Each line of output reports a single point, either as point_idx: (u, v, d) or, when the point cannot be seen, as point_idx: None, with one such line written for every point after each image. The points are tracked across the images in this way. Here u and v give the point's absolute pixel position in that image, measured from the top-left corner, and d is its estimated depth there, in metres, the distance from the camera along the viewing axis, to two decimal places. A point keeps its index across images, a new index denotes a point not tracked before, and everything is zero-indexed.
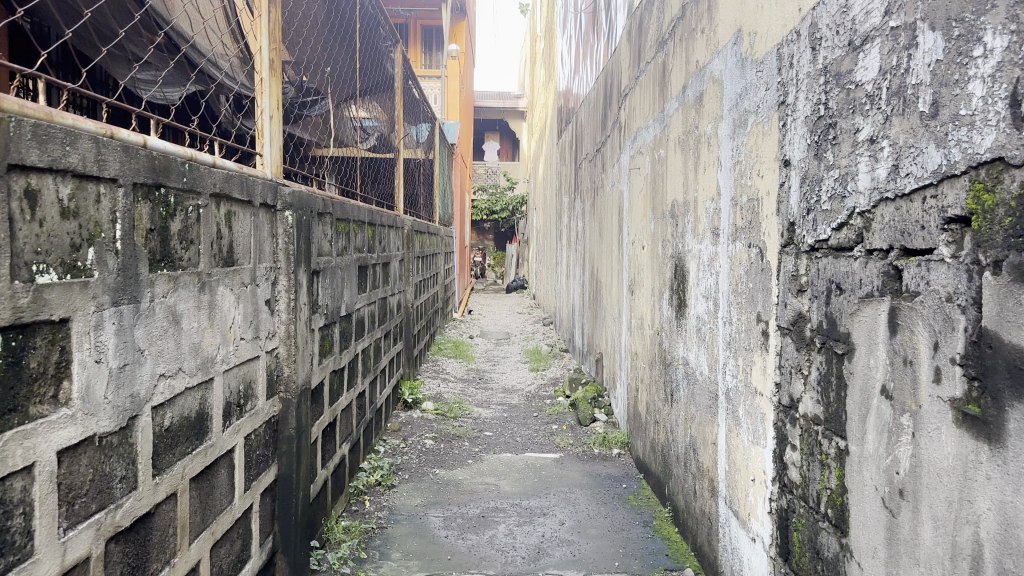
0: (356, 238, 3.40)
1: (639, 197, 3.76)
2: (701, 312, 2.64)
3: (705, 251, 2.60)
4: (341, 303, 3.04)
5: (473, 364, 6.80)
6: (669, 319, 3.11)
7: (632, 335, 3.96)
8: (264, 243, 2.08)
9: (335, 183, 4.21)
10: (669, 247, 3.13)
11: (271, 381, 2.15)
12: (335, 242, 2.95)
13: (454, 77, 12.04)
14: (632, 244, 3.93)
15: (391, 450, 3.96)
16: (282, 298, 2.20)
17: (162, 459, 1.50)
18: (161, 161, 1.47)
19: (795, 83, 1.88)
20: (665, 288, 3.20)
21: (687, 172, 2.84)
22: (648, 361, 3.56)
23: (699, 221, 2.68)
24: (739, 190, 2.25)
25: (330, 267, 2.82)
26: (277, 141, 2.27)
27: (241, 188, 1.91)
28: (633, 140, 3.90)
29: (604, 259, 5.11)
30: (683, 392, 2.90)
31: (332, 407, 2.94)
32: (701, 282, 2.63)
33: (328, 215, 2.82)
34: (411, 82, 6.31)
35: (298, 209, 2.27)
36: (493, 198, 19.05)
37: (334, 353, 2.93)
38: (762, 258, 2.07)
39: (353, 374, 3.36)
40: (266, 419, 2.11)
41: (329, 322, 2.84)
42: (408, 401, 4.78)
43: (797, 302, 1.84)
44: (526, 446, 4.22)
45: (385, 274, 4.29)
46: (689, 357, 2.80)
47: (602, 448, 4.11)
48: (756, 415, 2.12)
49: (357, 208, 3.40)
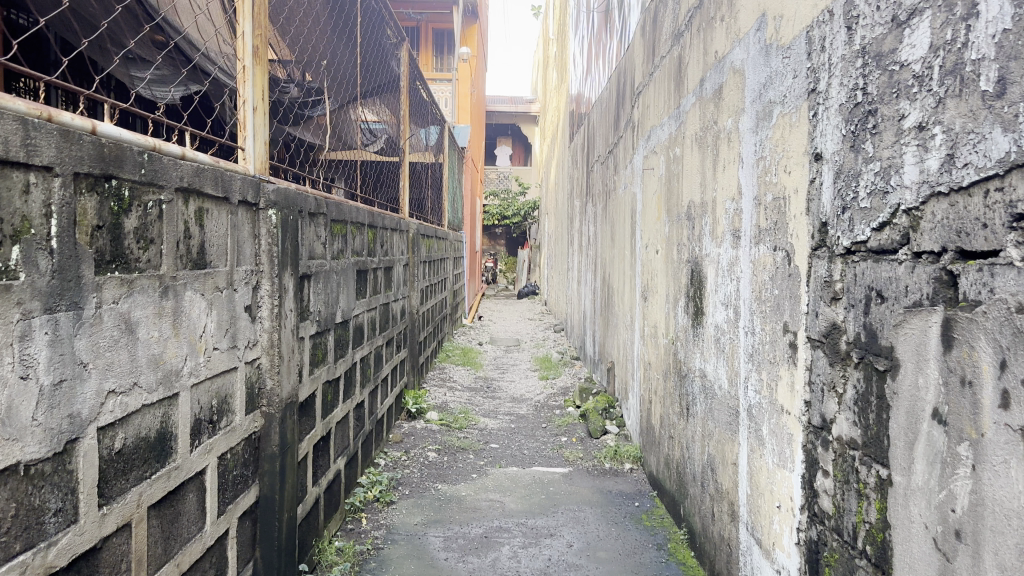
0: (355, 241, 3.22)
1: (653, 198, 3.57)
2: (720, 321, 2.45)
3: (724, 255, 2.41)
4: (336, 310, 2.86)
5: (481, 371, 6.62)
6: (685, 328, 2.92)
7: (645, 344, 3.76)
8: (244, 245, 1.91)
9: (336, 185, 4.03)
10: (685, 252, 2.94)
11: (251, 395, 1.98)
12: (330, 245, 2.78)
13: (465, 80, 11.88)
14: (645, 249, 3.74)
15: (392, 463, 3.78)
16: (265, 304, 2.03)
17: (113, 487, 1.32)
18: (111, 149, 1.30)
19: (827, 68, 1.69)
20: (681, 295, 3.01)
21: (705, 171, 2.65)
22: (662, 373, 3.37)
23: (718, 223, 2.49)
24: (763, 188, 2.06)
25: (323, 271, 2.65)
26: (261, 135, 2.09)
27: (215, 184, 1.74)
28: (647, 139, 3.71)
29: (616, 265, 4.92)
30: (700, 407, 2.71)
31: (325, 420, 2.76)
32: (721, 288, 2.44)
33: (321, 216, 2.64)
34: (420, 84, 6.15)
35: (283, 208, 2.10)
36: (504, 203, 18.89)
37: (327, 362, 2.76)
38: (789, 262, 1.88)
39: (351, 384, 3.18)
40: (245, 436, 1.94)
41: (322, 329, 2.67)
42: (411, 411, 4.60)
43: (830, 311, 1.65)
44: (533, 460, 4.03)
45: (388, 280, 4.11)
46: (707, 369, 2.61)
47: (613, 463, 3.92)
48: (783, 436, 1.92)
49: (356, 209, 3.22)
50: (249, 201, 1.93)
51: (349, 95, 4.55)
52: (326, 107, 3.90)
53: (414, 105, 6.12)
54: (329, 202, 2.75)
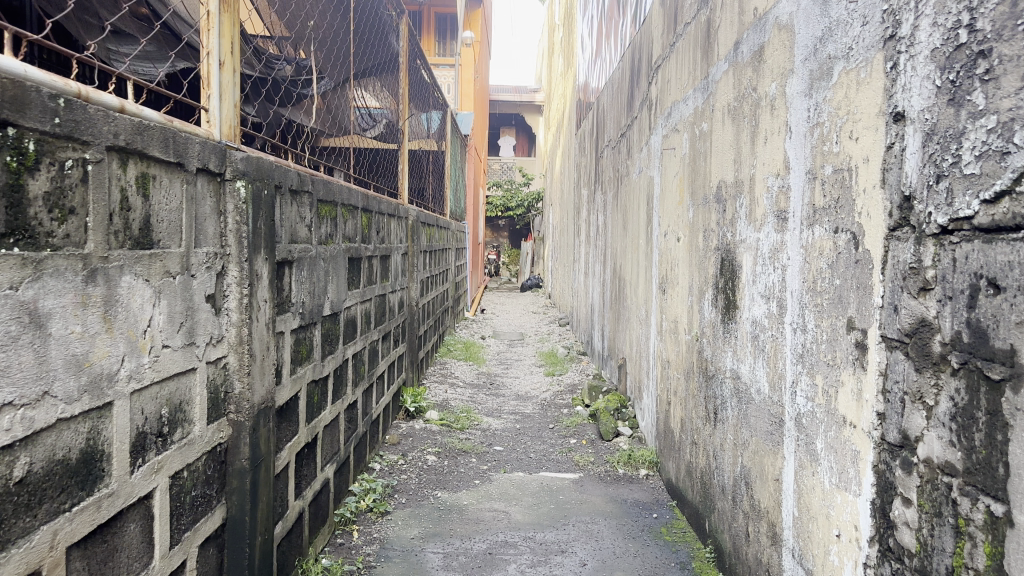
0: (346, 226, 2.92)
1: (674, 180, 3.25)
2: (760, 316, 2.14)
3: (765, 241, 2.11)
4: (324, 300, 2.55)
5: (483, 367, 6.32)
6: (714, 323, 2.61)
7: (663, 339, 3.47)
8: (203, 222, 1.61)
9: (332, 168, 3.74)
10: (714, 237, 2.63)
11: (214, 399, 1.67)
12: (317, 229, 2.48)
13: (468, 66, 11.53)
14: (664, 236, 3.43)
15: (388, 468, 3.48)
16: (232, 293, 1.72)
17: (13, 527, 1.02)
18: (7, 89, 0.99)
19: (915, 5, 1.38)
20: (708, 286, 2.70)
21: (740, 145, 2.35)
22: (684, 374, 3.06)
23: (757, 204, 2.18)
24: (821, 159, 1.75)
25: (308, 257, 2.34)
26: (229, 95, 1.79)
27: (165, 147, 1.43)
28: (667, 116, 3.40)
29: (629, 255, 4.61)
30: (733, 412, 2.40)
31: (310, 424, 2.45)
32: (760, 279, 2.13)
33: (305, 194, 2.34)
34: (420, 65, 5.84)
35: (254, 180, 1.79)
36: (507, 194, 18.55)
37: (313, 359, 2.46)
38: (858, 246, 1.57)
39: (341, 383, 2.88)
40: (206, 449, 1.63)
41: (307, 323, 2.37)
42: (410, 410, 4.30)
43: (917, 304, 1.34)
44: (541, 464, 3.73)
45: (385, 269, 3.80)
46: (742, 369, 2.30)
47: (627, 469, 3.61)
48: (845, 453, 1.62)
49: (348, 191, 2.91)
50: (211, 170, 1.63)
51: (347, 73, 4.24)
52: (320, 83, 3.60)
53: (415, 86, 5.81)
54: (315, 179, 2.44)
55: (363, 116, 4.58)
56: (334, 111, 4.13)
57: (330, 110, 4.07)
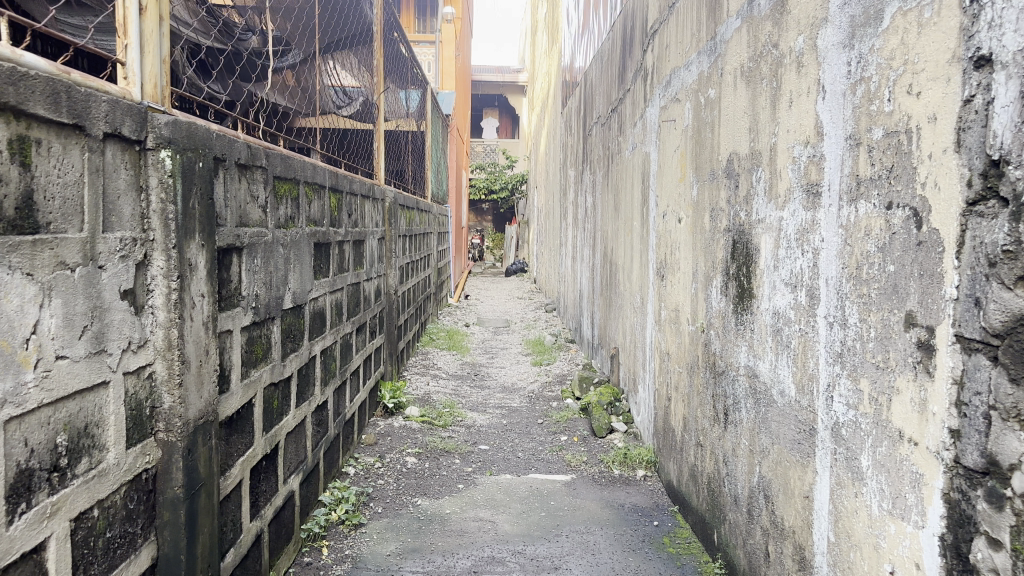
0: (312, 208, 2.61)
1: (675, 155, 2.95)
2: (785, 307, 1.85)
3: (791, 220, 1.82)
4: (284, 292, 2.25)
5: (468, 356, 6.03)
6: (725, 313, 2.32)
7: (661, 329, 3.18)
8: (116, 199, 1.30)
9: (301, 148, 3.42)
10: (724, 216, 2.34)
11: (135, 417, 1.37)
12: (275, 210, 2.17)
13: (450, 43, 11.12)
14: (663, 216, 3.14)
15: (363, 472, 3.19)
16: (159, 287, 1.42)
17: None
18: None
19: None
20: (717, 272, 2.41)
21: (757, 111, 2.06)
22: (687, 369, 2.77)
23: (780, 177, 1.89)
24: (867, 122, 1.47)
25: (263, 241, 2.04)
26: (152, 50, 1.48)
27: (57, 104, 1.13)
28: (666, 85, 3.10)
29: (621, 238, 4.31)
30: (748, 415, 2.12)
31: (269, 433, 2.15)
32: (786, 263, 1.84)
33: (258, 169, 2.03)
34: (398, 38, 5.51)
35: (186, 151, 1.48)
36: (491, 177, 18.19)
37: (271, 360, 2.15)
38: (923, 224, 1.28)
39: (308, 382, 2.58)
40: (125, 479, 1.33)
41: (263, 317, 2.06)
42: (388, 406, 4.00)
43: (1013, 298, 1.06)
44: (530, 464, 3.44)
45: (359, 256, 3.49)
46: (760, 367, 2.02)
47: (623, 469, 3.32)
48: (902, 476, 1.34)
49: (314, 168, 2.61)
50: (125, 137, 1.32)
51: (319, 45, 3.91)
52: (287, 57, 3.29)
53: (391, 61, 5.48)
54: (271, 153, 2.13)
55: (337, 93, 4.26)
56: (303, 87, 3.81)
57: (299, 86, 3.75)
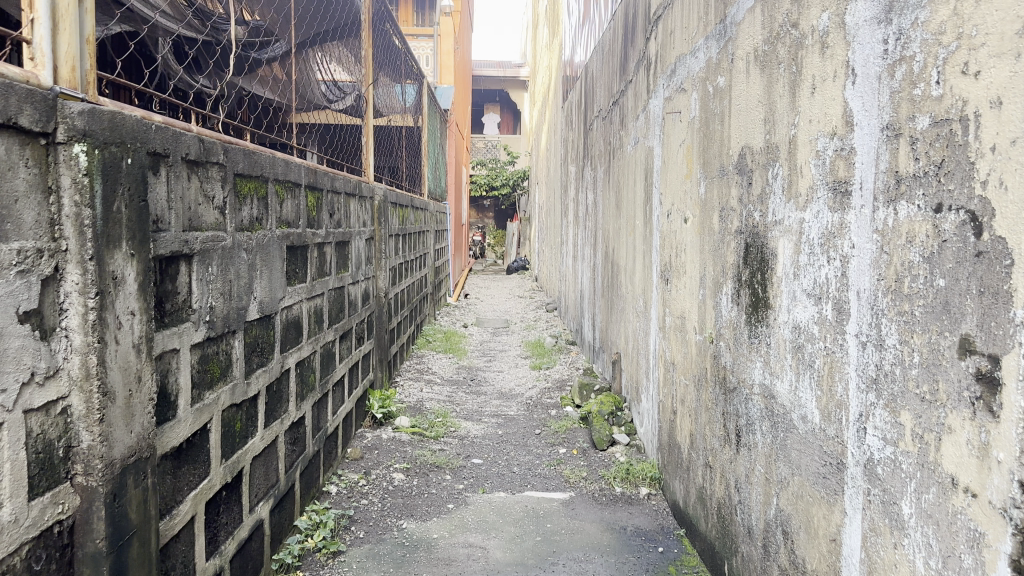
0: (285, 207, 2.39)
1: (681, 149, 2.73)
2: (807, 321, 1.64)
3: (815, 223, 1.60)
4: (249, 303, 2.03)
5: (465, 359, 5.81)
6: (737, 325, 2.10)
7: (666, 336, 2.96)
8: (11, 203, 1.08)
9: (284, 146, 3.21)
10: (736, 217, 2.11)
11: (42, 462, 1.15)
12: (236, 212, 1.96)
13: (449, 36, 10.78)
14: (668, 215, 2.92)
15: (346, 490, 2.97)
16: (73, 307, 1.20)
17: None
18: None
19: None
20: (728, 278, 2.19)
21: (774, 100, 1.84)
22: (694, 383, 2.55)
23: (802, 173, 1.67)
24: (908, 109, 1.25)
25: (219, 247, 1.82)
26: (71, 24, 1.25)
27: None
28: (670, 74, 2.87)
29: (623, 238, 4.08)
30: (764, 440, 1.90)
31: (231, 460, 1.94)
32: (809, 272, 1.62)
33: (213, 166, 1.81)
34: (391, 31, 5.32)
35: (108, 145, 1.26)
36: (492, 173, 17.96)
37: (232, 378, 1.94)
38: (984, 232, 1.06)
39: (280, 399, 2.36)
40: (27, 536, 1.11)
41: (221, 332, 1.85)
42: (377, 416, 3.79)
43: None
44: (526, 480, 3.22)
45: (343, 258, 3.28)
46: (778, 388, 1.80)
47: (626, 486, 3.10)
48: (956, 532, 1.12)
49: (286, 164, 2.39)
50: (25, 128, 1.10)
51: (306, 37, 3.69)
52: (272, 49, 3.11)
53: (383, 53, 5.25)
54: (231, 149, 1.92)
55: (327, 88, 4.08)
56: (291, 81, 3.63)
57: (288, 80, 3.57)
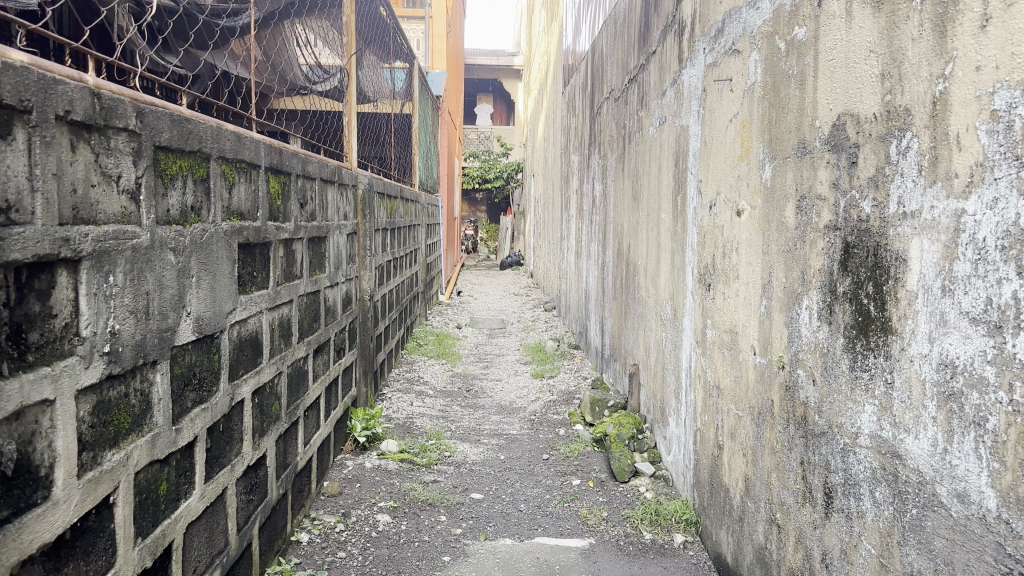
0: (236, 193, 1.87)
1: (732, 125, 2.21)
2: (972, 359, 1.13)
3: (994, 215, 1.09)
4: (178, 321, 1.51)
5: (459, 366, 5.29)
6: (827, 351, 1.60)
7: (707, 353, 2.45)
8: None
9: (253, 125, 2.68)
10: (829, 208, 1.60)
11: None
12: (157, 196, 1.43)
13: (440, 19, 10.30)
14: (712, 207, 2.40)
15: (319, 538, 2.46)
16: None
17: None
18: None
19: None
20: (811, 288, 1.68)
21: (901, 46, 1.33)
22: (751, 416, 2.05)
23: (961, 144, 1.16)
24: None
25: (125, 245, 1.30)
26: None
27: None
28: (716, 36, 2.37)
29: (642, 233, 3.57)
30: (879, 512, 1.40)
31: (149, 536, 1.42)
32: (982, 287, 1.11)
33: (120, 132, 1.30)
34: (382, 9, 4.86)
35: None
36: (485, 165, 17.44)
37: (151, 426, 1.42)
38: None
39: (229, 441, 1.84)
40: None
41: (131, 366, 1.33)
42: (360, 440, 3.26)
43: None
44: (536, 521, 2.71)
45: (318, 257, 2.75)
46: (909, 447, 1.29)
47: (656, 530, 2.59)
48: None
49: (236, 138, 1.86)
50: None
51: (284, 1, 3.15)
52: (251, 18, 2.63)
53: (370, 28, 4.70)
54: (151, 112, 1.40)
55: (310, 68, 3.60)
56: (269, 59, 3.15)
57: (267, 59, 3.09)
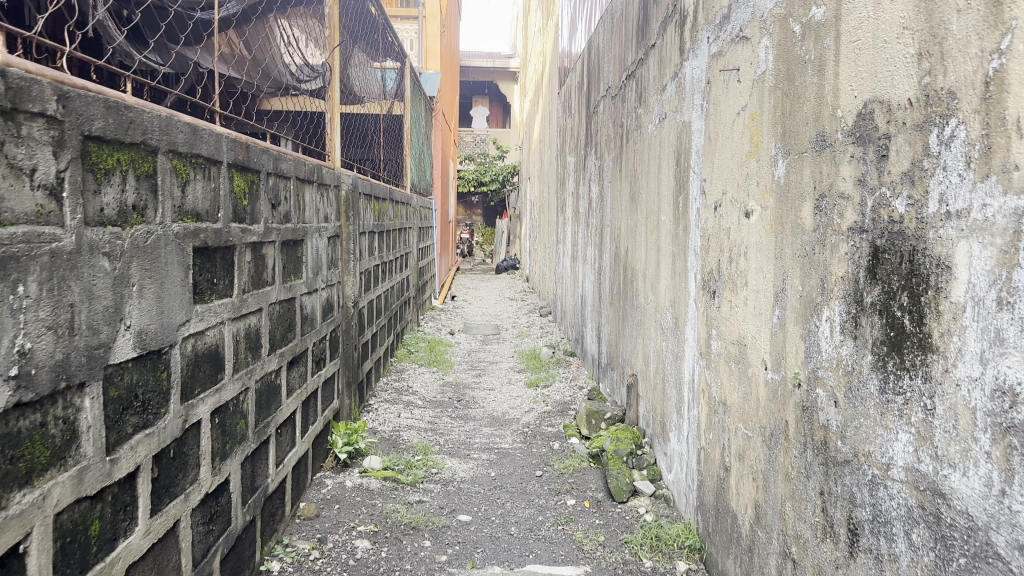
0: (192, 190, 1.68)
1: (740, 119, 2.02)
2: None
3: None
4: (114, 335, 1.33)
5: (450, 374, 5.11)
6: (852, 370, 1.41)
7: (712, 366, 2.26)
8: None
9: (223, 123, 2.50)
10: (855, 207, 1.41)
11: None
12: (85, 192, 1.25)
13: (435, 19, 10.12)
14: (717, 207, 2.22)
15: (291, 566, 2.26)
16: None
17: None
18: None
19: None
20: (832, 299, 1.50)
21: (943, 19, 1.15)
22: (762, 437, 1.86)
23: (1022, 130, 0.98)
24: None
25: (39, 249, 1.11)
26: None
27: None
28: (721, 23, 2.18)
29: (641, 237, 3.39)
30: (917, 558, 1.21)
31: None
32: None
33: (35, 118, 1.11)
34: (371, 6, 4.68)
35: None
36: (481, 168, 17.26)
37: (79, 458, 1.24)
38: None
39: (182, 468, 1.65)
40: None
41: (47, 390, 1.14)
42: (341, 457, 3.07)
43: None
44: (527, 545, 2.52)
45: (293, 262, 2.56)
46: (957, 486, 1.11)
47: (657, 557, 2.40)
48: None
49: (191, 130, 1.67)
50: None
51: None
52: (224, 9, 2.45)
53: (359, 25, 4.53)
54: (78, 97, 1.22)
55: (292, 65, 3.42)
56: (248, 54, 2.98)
57: (247, 55, 2.92)
